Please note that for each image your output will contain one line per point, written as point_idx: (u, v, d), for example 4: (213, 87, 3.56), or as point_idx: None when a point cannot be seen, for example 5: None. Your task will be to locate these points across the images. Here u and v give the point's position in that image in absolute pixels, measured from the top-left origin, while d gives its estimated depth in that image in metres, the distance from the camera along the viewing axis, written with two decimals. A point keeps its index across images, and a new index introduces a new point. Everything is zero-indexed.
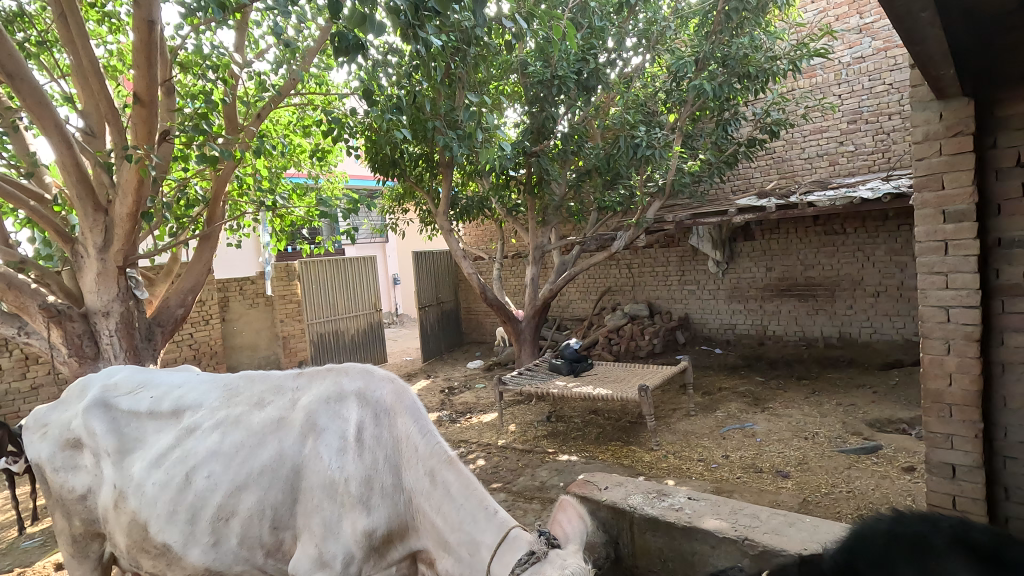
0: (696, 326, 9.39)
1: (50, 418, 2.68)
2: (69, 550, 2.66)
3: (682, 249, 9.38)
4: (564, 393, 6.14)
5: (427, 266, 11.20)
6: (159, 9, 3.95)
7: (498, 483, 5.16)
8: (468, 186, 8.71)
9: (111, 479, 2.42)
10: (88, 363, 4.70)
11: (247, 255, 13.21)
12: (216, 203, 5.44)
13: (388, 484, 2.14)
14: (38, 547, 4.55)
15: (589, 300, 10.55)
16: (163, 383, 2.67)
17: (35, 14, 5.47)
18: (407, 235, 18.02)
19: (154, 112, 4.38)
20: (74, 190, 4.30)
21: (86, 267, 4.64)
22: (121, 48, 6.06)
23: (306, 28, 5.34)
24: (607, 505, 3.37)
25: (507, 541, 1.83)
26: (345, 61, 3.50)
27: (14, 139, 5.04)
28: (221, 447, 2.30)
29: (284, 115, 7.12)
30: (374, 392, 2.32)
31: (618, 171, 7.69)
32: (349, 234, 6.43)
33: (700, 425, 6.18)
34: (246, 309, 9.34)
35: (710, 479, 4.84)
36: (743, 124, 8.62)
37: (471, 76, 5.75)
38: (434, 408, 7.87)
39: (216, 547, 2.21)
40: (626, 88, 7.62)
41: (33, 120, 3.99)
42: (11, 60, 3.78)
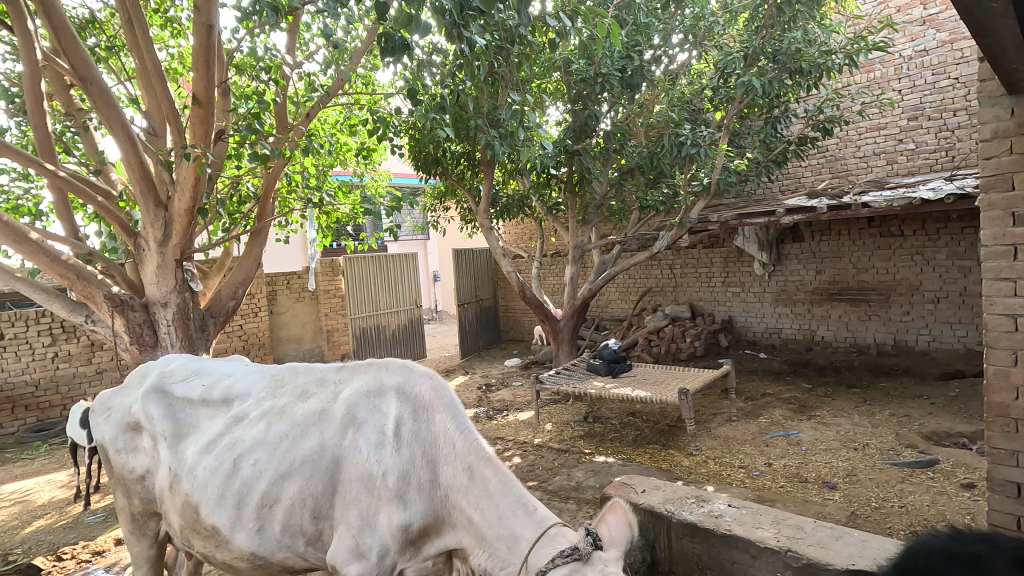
0: (740, 329, 9.14)
1: (112, 402, 2.84)
2: (128, 526, 2.82)
3: (727, 250, 9.13)
4: (602, 394, 6.10)
5: (467, 264, 11.30)
6: (217, 13, 4.12)
7: (534, 481, 5.18)
8: (508, 185, 8.73)
9: (167, 462, 2.55)
10: (148, 351, 4.97)
11: (294, 251, 13.67)
12: (267, 200, 5.64)
13: (425, 480, 2.18)
14: (100, 522, 4.84)
15: (629, 301, 10.41)
16: (215, 372, 2.79)
17: (105, 20, 5.82)
18: (448, 233, 18.22)
19: (211, 112, 4.57)
20: (138, 187, 4.54)
21: (146, 259, 4.90)
22: (181, 51, 6.37)
23: (354, 29, 5.48)
24: (644, 508, 3.33)
25: (547, 537, 1.85)
26: (391, 61, 3.57)
27: (85, 139, 5.37)
28: (268, 436, 2.39)
29: (332, 115, 7.31)
30: (413, 387, 2.36)
31: (662, 169, 7.56)
32: (391, 231, 6.55)
33: (743, 431, 6.02)
34: (293, 303, 9.66)
35: (751, 487, 4.71)
36: (794, 121, 8.33)
37: (514, 75, 5.78)
38: (472, 405, 7.94)
39: (262, 532, 2.29)
40: (672, 85, 7.49)
41: (102, 121, 4.24)
42: (84, 64, 4.03)
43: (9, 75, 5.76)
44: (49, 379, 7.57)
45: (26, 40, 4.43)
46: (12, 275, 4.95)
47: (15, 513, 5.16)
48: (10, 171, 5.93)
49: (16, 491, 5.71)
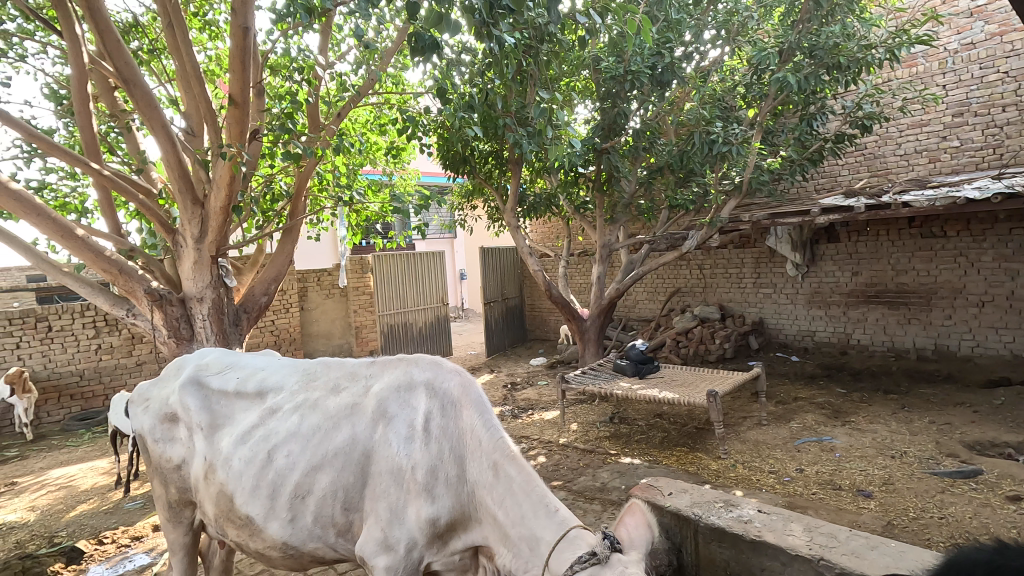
0: (771, 332, 8.94)
1: (151, 393, 2.94)
2: (165, 514, 2.90)
3: (758, 250, 8.94)
4: (629, 395, 6.04)
5: (494, 262, 11.33)
6: (253, 15, 4.22)
7: (559, 481, 5.16)
8: (536, 183, 8.71)
9: (203, 452, 2.62)
10: (184, 344, 5.12)
11: (325, 248, 13.93)
12: (299, 198, 5.75)
13: (452, 476, 2.20)
14: (138, 509, 5.02)
15: (657, 301, 10.29)
16: (250, 365, 2.86)
17: (147, 24, 6.03)
18: (475, 231, 18.30)
19: (246, 112, 4.67)
20: (176, 185, 4.68)
21: (184, 255, 5.05)
22: (219, 54, 6.55)
23: (385, 30, 5.55)
24: (671, 511, 3.29)
25: (566, 540, 1.83)
26: (422, 61, 3.59)
27: (128, 139, 5.57)
28: (300, 428, 2.44)
29: (363, 114, 7.42)
30: (442, 383, 2.38)
31: (692, 168, 7.43)
32: (420, 229, 6.61)
33: (773, 436, 5.89)
34: (323, 299, 9.84)
35: (782, 493, 4.60)
36: (831, 118, 8.10)
37: (543, 73, 5.77)
38: (497, 403, 7.97)
39: (293, 523, 2.34)
40: (703, 82, 7.37)
41: (144, 122, 4.39)
42: (127, 66, 4.17)
43: (58, 78, 6.01)
44: (93, 370, 7.89)
45: (74, 44, 4.61)
46: (59, 270, 5.16)
47: (60, 498, 5.39)
48: (58, 170, 6.19)
49: (62, 476, 5.96)
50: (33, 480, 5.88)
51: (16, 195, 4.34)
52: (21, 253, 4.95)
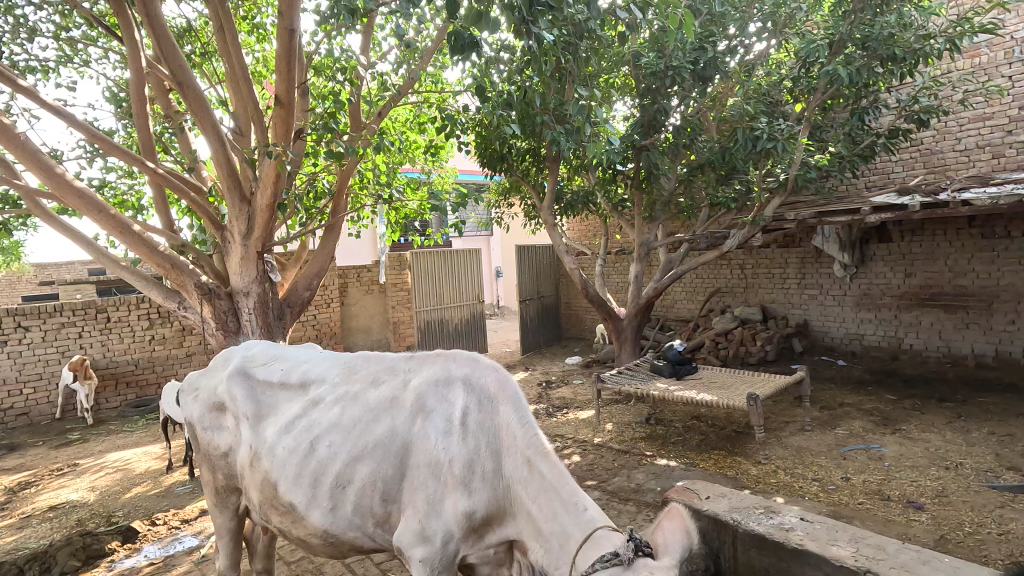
0: (816, 334, 8.63)
1: (201, 383, 3.06)
2: (212, 499, 3.01)
3: (804, 250, 8.63)
4: (666, 396, 5.94)
5: (530, 260, 11.33)
6: (299, 18, 4.33)
7: (593, 481, 5.12)
8: (574, 181, 8.66)
9: (249, 440, 2.71)
10: (231, 337, 5.31)
11: (365, 245, 14.22)
12: (341, 197, 5.88)
13: (489, 470, 2.22)
14: (188, 493, 5.25)
15: (696, 301, 10.08)
16: (294, 358, 2.95)
17: (200, 28, 6.27)
18: (511, 229, 18.34)
19: (292, 112, 4.81)
20: (225, 183, 4.85)
21: (232, 250, 5.24)
22: (266, 55, 6.77)
23: (425, 29, 5.61)
24: (708, 515, 3.22)
25: (592, 541, 1.86)
26: (461, 59, 3.62)
27: (181, 139, 5.81)
28: (341, 420, 2.50)
29: (403, 113, 7.52)
30: (479, 378, 2.40)
31: (735, 165, 7.25)
32: (457, 227, 6.66)
33: (817, 442, 5.69)
34: (362, 295, 10.06)
35: (826, 501, 4.44)
36: (884, 112, 7.76)
37: (582, 70, 5.73)
38: (532, 401, 7.97)
39: (334, 511, 2.40)
40: (748, 77, 7.17)
41: (196, 122, 4.57)
42: (181, 70, 4.35)
43: (117, 82, 6.33)
44: (147, 359, 8.28)
45: (133, 49, 4.85)
46: (117, 264, 5.43)
47: (117, 480, 5.68)
48: (117, 169, 6.52)
49: (119, 459, 6.29)
50: (93, 462, 6.23)
51: (80, 192, 4.59)
52: (83, 247, 5.24)
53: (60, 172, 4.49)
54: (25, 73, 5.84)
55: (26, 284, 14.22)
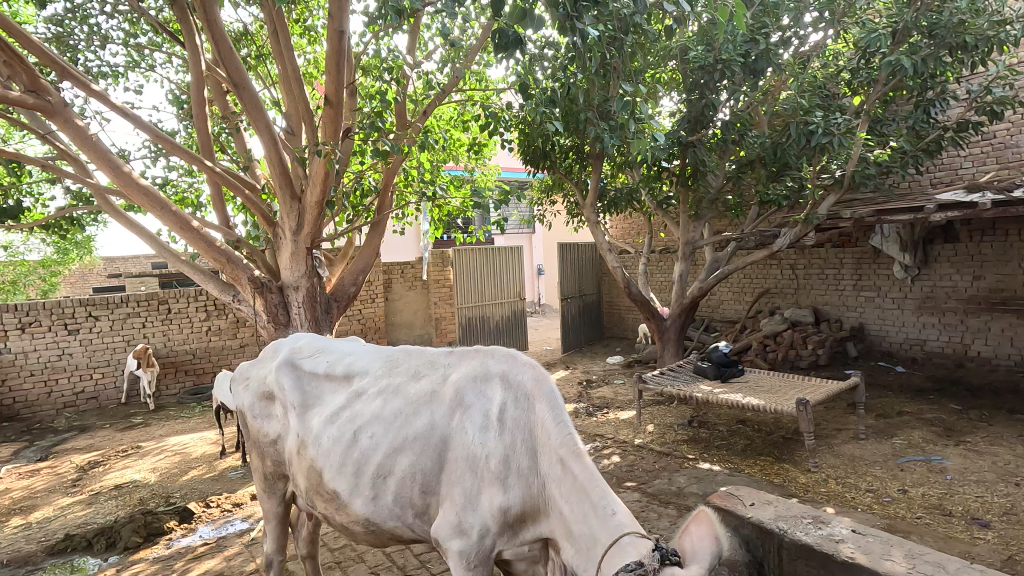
0: (873, 339, 8.22)
1: (251, 372, 3.17)
2: (261, 484, 3.13)
3: (861, 250, 8.23)
4: (710, 398, 5.79)
5: (572, 258, 11.26)
6: (348, 19, 4.44)
7: (633, 482, 5.05)
8: (617, 178, 8.55)
9: (296, 429, 2.80)
10: (281, 329, 5.52)
11: (409, 242, 14.48)
12: (386, 194, 6.00)
13: (524, 466, 2.23)
14: (240, 478, 5.48)
15: (743, 302, 9.77)
16: (338, 350, 3.03)
17: (255, 32, 6.52)
18: (553, 226, 18.28)
19: (340, 112, 4.92)
20: (277, 181, 5.02)
21: (283, 246, 5.43)
22: (317, 57, 6.97)
23: (470, 28, 5.65)
24: (753, 522, 3.11)
25: (617, 547, 1.87)
26: (505, 57, 3.62)
27: (237, 139, 6.06)
28: (383, 412, 2.55)
29: (448, 112, 7.60)
30: (516, 375, 2.41)
31: (787, 161, 6.98)
32: (499, 224, 6.70)
33: (872, 451, 5.42)
34: (406, 291, 10.27)
35: (880, 514, 4.24)
36: (952, 104, 7.30)
37: (627, 65, 5.65)
38: (571, 400, 7.93)
39: (375, 500, 2.46)
40: (802, 69, 6.89)
41: (251, 123, 4.75)
42: (237, 72, 4.53)
43: (179, 85, 6.67)
44: (204, 349, 8.71)
45: (194, 53, 5.08)
46: (178, 258, 5.73)
47: (176, 462, 6.00)
48: (178, 168, 6.87)
49: (178, 443, 6.65)
50: (154, 445, 6.60)
51: (144, 190, 4.86)
52: (147, 242, 5.56)
53: (127, 171, 4.77)
54: (98, 78, 6.22)
55: (97, 276, 15.17)
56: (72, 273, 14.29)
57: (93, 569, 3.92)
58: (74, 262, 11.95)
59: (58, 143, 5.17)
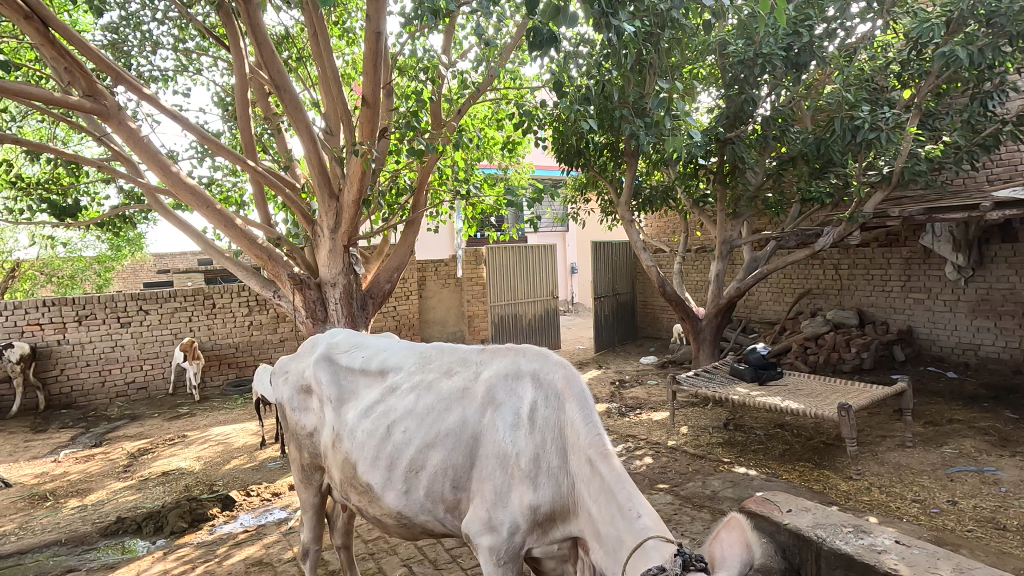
0: (922, 343, 7.87)
1: (290, 366, 3.26)
2: (298, 475, 3.21)
3: (910, 249, 7.88)
4: (746, 401, 5.65)
5: (605, 256, 11.17)
6: (386, 21, 4.51)
7: (665, 484, 4.98)
8: (653, 176, 8.43)
9: (332, 422, 2.87)
10: (319, 324, 5.67)
11: (443, 239, 14.64)
12: (421, 192, 6.07)
13: (554, 465, 2.24)
14: (279, 469, 5.65)
15: (783, 303, 9.48)
16: (373, 346, 3.08)
17: (296, 35, 6.71)
18: (587, 225, 18.17)
19: (377, 112, 5.00)
20: (316, 180, 5.15)
21: (322, 244, 5.57)
22: (355, 58, 7.12)
23: (504, 27, 5.67)
24: (789, 529, 3.04)
25: (642, 551, 1.86)
26: (540, 55, 3.62)
27: (278, 139, 6.23)
28: (416, 407, 2.59)
29: (483, 110, 7.63)
30: (547, 374, 2.41)
31: (831, 157, 6.75)
32: (532, 223, 6.68)
33: (919, 460, 5.20)
34: (439, 288, 10.38)
35: (927, 525, 4.06)
36: (1012, 96, 6.92)
37: (664, 61, 5.55)
38: (604, 399, 7.87)
39: (407, 494, 2.50)
40: (848, 62, 6.64)
41: (291, 124, 4.88)
42: (279, 74, 4.66)
43: (225, 88, 6.90)
44: (246, 343, 9.01)
45: (238, 56, 5.25)
46: (223, 255, 5.95)
47: (219, 452, 6.23)
48: (223, 168, 7.11)
49: (221, 433, 6.91)
50: (199, 435, 6.87)
51: (192, 190, 5.05)
52: (194, 240, 5.78)
53: (175, 172, 4.97)
54: (149, 82, 6.50)
55: (148, 272, 15.86)
56: (124, 269, 15.00)
57: (142, 550, 4.11)
58: (127, 259, 12.53)
59: (113, 145, 5.43)
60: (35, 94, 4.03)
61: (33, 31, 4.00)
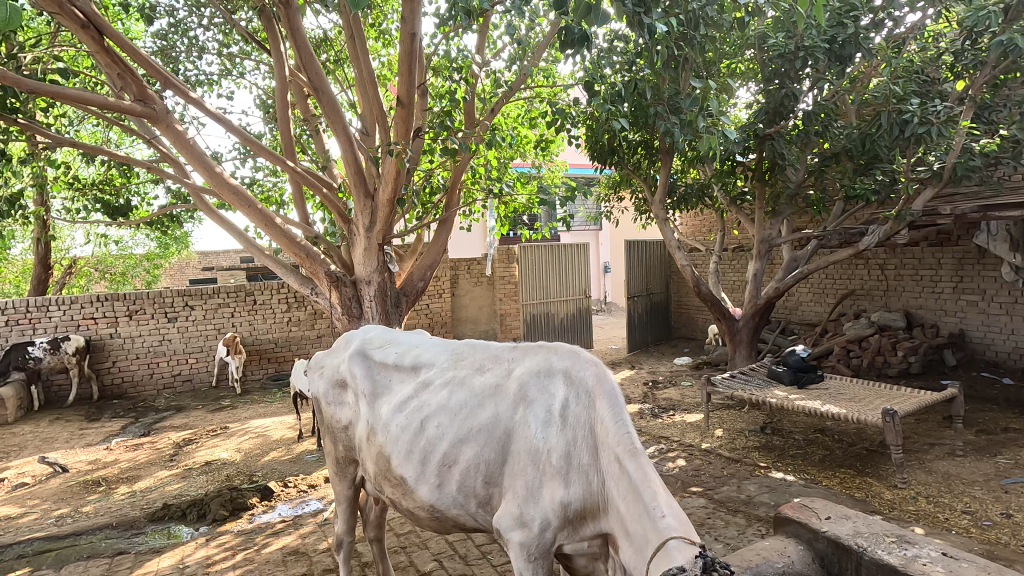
0: (975, 347, 7.49)
1: (326, 361, 3.33)
2: (334, 468, 3.28)
3: (963, 249, 7.52)
4: (784, 405, 5.50)
5: (639, 256, 11.03)
6: (421, 22, 4.57)
7: (698, 487, 4.89)
8: (689, 173, 8.28)
9: (367, 416, 2.91)
10: (354, 321, 5.80)
11: (476, 238, 14.74)
12: (454, 192, 6.14)
13: (584, 463, 2.23)
14: (315, 461, 5.80)
15: (825, 304, 9.17)
16: (407, 342, 3.11)
17: (335, 38, 6.86)
18: (621, 224, 17.97)
19: (411, 112, 5.06)
20: (351, 180, 5.24)
21: (357, 242, 5.68)
22: (390, 59, 7.24)
23: (537, 26, 5.67)
24: (828, 537, 2.94)
25: (665, 552, 1.87)
26: (574, 53, 3.61)
27: (317, 140, 6.38)
28: (448, 403, 2.61)
29: (516, 109, 7.64)
30: (579, 372, 2.40)
31: (877, 153, 6.51)
32: (565, 221, 6.64)
33: (971, 470, 4.96)
34: (472, 287, 10.47)
35: (978, 538, 3.87)
36: None
37: (700, 57, 5.45)
38: (636, 400, 7.77)
39: (440, 488, 2.53)
40: (896, 53, 6.39)
41: (329, 125, 5.00)
42: (317, 77, 4.78)
43: (266, 91, 7.11)
44: (285, 339, 9.27)
45: (279, 60, 5.40)
46: (264, 253, 6.13)
47: (258, 444, 6.44)
48: (265, 168, 7.34)
49: (260, 426, 7.13)
50: (240, 427, 7.11)
51: (234, 189, 5.22)
52: (237, 239, 5.99)
53: (219, 172, 5.14)
54: (196, 86, 6.76)
55: (193, 269, 16.50)
56: (172, 266, 15.61)
57: (186, 536, 4.29)
58: (174, 257, 13.03)
59: (161, 147, 5.65)
60: (90, 99, 4.23)
61: (89, 39, 4.20)
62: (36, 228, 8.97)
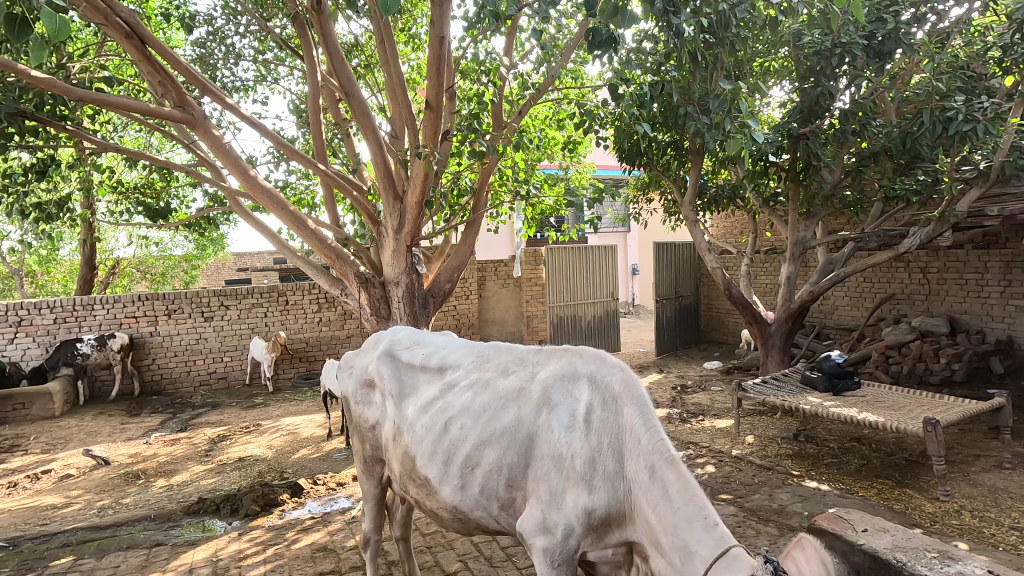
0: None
1: (354, 360, 3.38)
2: (360, 466, 3.32)
3: (1011, 252, 7.20)
4: (819, 412, 5.34)
5: (668, 258, 10.88)
6: (449, 27, 4.62)
7: (728, 495, 4.79)
8: (719, 174, 8.13)
9: (393, 416, 2.95)
10: (383, 321, 5.86)
11: (503, 240, 14.77)
12: (482, 194, 6.18)
13: (611, 469, 2.21)
14: (343, 459, 5.89)
15: (862, 309, 8.89)
16: (432, 343, 3.13)
17: (365, 42, 6.96)
18: (650, 225, 17.77)
19: (439, 116, 5.11)
20: (381, 182, 5.32)
21: (386, 244, 5.74)
22: (419, 63, 7.33)
23: (565, 27, 5.65)
24: (864, 550, 2.85)
25: (725, 559, 1.82)
26: (603, 51, 3.57)
27: (348, 143, 6.50)
28: (473, 405, 2.61)
29: (543, 111, 7.60)
30: (604, 376, 2.39)
31: (919, 152, 6.27)
32: (593, 223, 6.59)
33: (1020, 483, 4.73)
34: (499, 288, 10.51)
35: None
36: None
37: (730, 55, 5.34)
38: (665, 405, 7.65)
39: (463, 490, 2.53)
40: (939, 49, 6.17)
41: (359, 129, 5.07)
42: (348, 81, 4.85)
43: (299, 96, 7.30)
44: (316, 338, 9.46)
45: (311, 65, 5.50)
46: (295, 254, 6.25)
47: (288, 441, 6.57)
48: (297, 172, 7.51)
49: (291, 423, 7.28)
50: (271, 424, 7.28)
51: (267, 192, 5.34)
52: (269, 240, 6.13)
53: (253, 175, 5.26)
54: (232, 92, 6.96)
55: (229, 270, 17.01)
56: (209, 267, 16.06)
57: (220, 530, 4.41)
58: (211, 257, 13.41)
59: (199, 151, 5.81)
60: (133, 106, 4.38)
61: (132, 48, 4.35)
62: (82, 229, 9.34)
